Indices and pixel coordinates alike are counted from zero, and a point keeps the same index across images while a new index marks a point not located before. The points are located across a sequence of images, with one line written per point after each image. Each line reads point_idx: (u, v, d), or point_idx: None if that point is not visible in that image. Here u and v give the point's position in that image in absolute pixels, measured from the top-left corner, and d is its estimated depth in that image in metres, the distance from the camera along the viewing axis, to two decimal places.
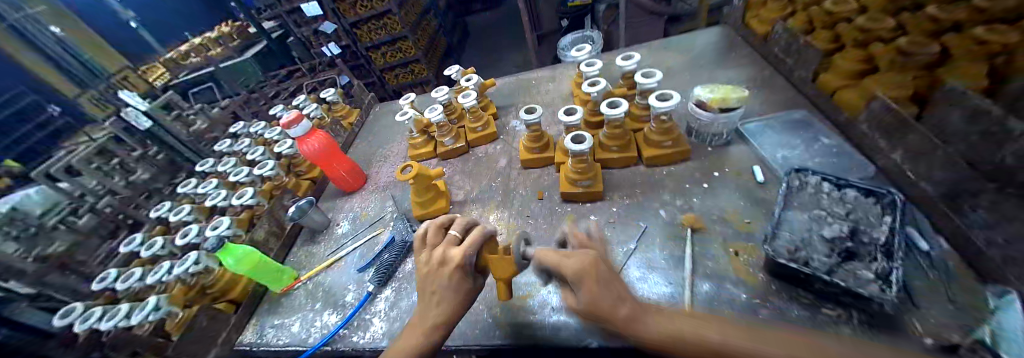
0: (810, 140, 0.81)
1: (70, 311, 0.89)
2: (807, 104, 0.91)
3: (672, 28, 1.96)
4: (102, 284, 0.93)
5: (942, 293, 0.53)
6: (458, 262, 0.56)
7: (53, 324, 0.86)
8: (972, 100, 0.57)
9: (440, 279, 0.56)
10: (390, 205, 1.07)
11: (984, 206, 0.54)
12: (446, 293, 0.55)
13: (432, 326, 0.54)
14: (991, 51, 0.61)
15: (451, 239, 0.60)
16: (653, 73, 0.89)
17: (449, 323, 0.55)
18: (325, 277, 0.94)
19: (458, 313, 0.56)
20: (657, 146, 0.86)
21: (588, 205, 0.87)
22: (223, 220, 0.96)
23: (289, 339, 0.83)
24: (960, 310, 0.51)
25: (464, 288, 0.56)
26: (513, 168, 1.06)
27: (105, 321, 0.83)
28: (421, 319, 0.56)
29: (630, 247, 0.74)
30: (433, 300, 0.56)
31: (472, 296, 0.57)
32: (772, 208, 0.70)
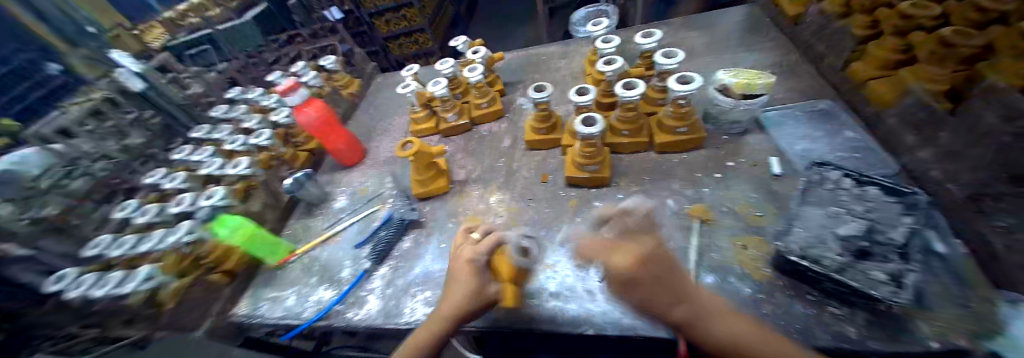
0: (832, 132, 0.77)
1: (62, 277, 0.79)
2: (832, 95, 0.86)
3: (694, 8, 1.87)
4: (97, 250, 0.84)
5: (957, 298, 0.49)
6: (468, 257, 0.58)
7: (46, 290, 0.76)
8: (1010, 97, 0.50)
9: (455, 274, 0.58)
10: (390, 181, 1.04)
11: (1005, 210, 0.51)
12: (457, 288, 0.56)
13: (444, 320, 0.54)
14: None
15: (471, 240, 0.63)
16: (675, 53, 0.82)
17: (460, 320, 0.54)
18: (320, 251, 0.92)
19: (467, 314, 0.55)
20: (670, 132, 0.82)
21: (593, 190, 0.84)
22: (216, 190, 0.93)
23: (282, 312, 0.82)
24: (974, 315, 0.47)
25: (471, 285, 0.56)
26: (517, 149, 1.02)
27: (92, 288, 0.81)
28: (437, 313, 0.56)
29: (636, 235, 0.71)
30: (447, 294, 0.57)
31: (477, 294, 0.55)
32: (785, 203, 0.67)
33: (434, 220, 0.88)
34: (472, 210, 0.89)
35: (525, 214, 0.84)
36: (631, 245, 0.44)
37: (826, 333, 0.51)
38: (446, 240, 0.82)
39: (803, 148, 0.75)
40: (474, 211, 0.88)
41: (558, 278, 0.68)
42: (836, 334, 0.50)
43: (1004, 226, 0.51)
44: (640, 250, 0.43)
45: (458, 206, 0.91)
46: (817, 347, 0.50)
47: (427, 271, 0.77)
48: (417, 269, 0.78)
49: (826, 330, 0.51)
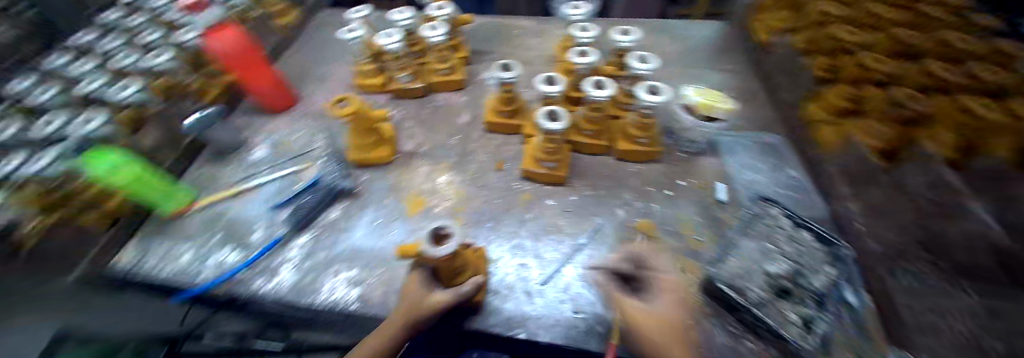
0: (777, 168, 0.81)
1: None
2: (781, 130, 0.89)
3: (671, 12, 1.92)
4: None
5: (853, 349, 0.52)
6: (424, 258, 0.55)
7: None
8: (935, 165, 0.51)
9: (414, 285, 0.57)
10: (322, 137, 0.92)
11: (913, 272, 0.53)
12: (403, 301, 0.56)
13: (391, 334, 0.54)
14: (955, 122, 0.49)
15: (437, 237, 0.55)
16: (651, 59, 0.77)
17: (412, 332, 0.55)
18: (226, 208, 0.80)
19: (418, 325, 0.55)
20: (632, 141, 0.78)
21: (547, 188, 0.79)
22: (57, 117, 0.76)
23: (172, 272, 0.72)
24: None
25: (414, 296, 0.55)
26: (475, 128, 0.93)
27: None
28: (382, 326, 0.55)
29: (582, 242, 0.69)
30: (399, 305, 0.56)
31: (417, 305, 0.55)
32: (724, 230, 0.69)
33: (371, 193, 0.81)
34: (414, 188, 0.82)
35: (473, 202, 0.79)
36: (674, 307, 0.53)
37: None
38: (384, 216, 0.77)
39: (749, 178, 0.77)
40: (417, 190, 0.82)
41: (496, 273, 0.66)
42: None
43: (909, 287, 0.53)
44: (676, 308, 0.53)
45: (400, 180, 0.83)
46: None
47: (354, 246, 0.73)
48: (342, 244, 0.73)
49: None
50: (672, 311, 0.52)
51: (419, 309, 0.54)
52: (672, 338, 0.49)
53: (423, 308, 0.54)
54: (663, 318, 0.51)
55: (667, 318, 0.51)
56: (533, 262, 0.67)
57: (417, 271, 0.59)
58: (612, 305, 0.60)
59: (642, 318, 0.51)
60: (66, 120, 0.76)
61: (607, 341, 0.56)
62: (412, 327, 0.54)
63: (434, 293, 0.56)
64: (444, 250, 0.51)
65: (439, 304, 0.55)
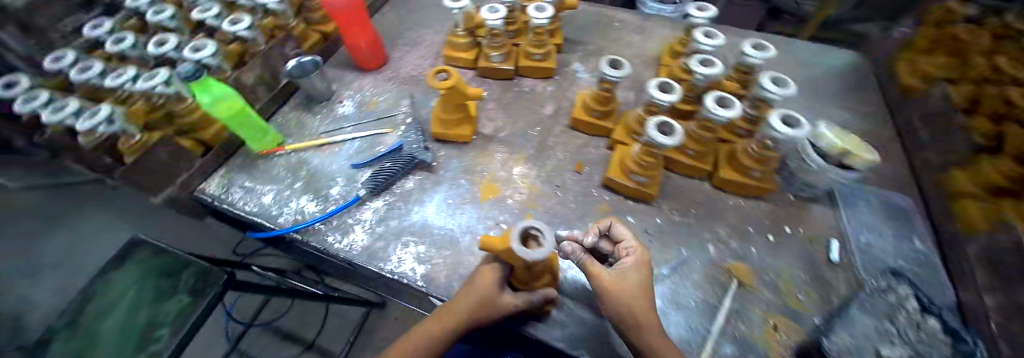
0: (901, 238, 0.68)
1: (34, 98, 0.77)
2: (914, 191, 0.76)
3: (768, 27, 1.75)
4: (27, 107, 0.75)
5: None
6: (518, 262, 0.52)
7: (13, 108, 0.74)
8: None
9: (490, 280, 0.54)
10: (407, 103, 0.94)
11: None
12: (473, 292, 0.54)
13: (456, 320, 0.54)
14: None
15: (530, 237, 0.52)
16: (787, 83, 0.66)
17: (472, 323, 0.54)
18: (311, 156, 0.85)
19: (485, 318, 0.54)
20: (737, 171, 0.70)
21: (629, 204, 0.73)
22: (170, 38, 0.86)
23: (256, 208, 0.77)
24: None
25: (487, 292, 0.54)
26: (558, 122, 0.88)
27: (18, 103, 0.75)
28: (448, 308, 0.55)
29: (662, 272, 0.64)
30: (471, 295, 0.54)
31: (482, 304, 0.53)
32: (834, 297, 0.60)
33: (447, 169, 0.81)
34: (489, 174, 0.79)
35: (547, 200, 0.75)
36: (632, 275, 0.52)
37: None
38: (456, 197, 0.76)
39: (866, 241, 0.67)
40: (491, 176, 0.79)
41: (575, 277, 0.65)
42: None
43: None
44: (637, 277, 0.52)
45: (476, 162, 0.81)
46: None
47: (425, 221, 0.73)
48: (413, 216, 0.73)
49: None
50: (638, 276, 0.52)
51: (486, 307, 0.53)
52: (646, 316, 0.49)
53: (490, 306, 0.54)
54: (637, 294, 0.50)
55: (623, 280, 0.51)
56: None
57: (491, 265, 0.56)
58: (690, 348, 0.55)
59: (608, 280, 0.51)
60: (178, 43, 0.86)
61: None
62: (478, 321, 0.54)
63: (505, 295, 0.55)
64: (536, 254, 0.46)
65: (508, 305, 0.54)
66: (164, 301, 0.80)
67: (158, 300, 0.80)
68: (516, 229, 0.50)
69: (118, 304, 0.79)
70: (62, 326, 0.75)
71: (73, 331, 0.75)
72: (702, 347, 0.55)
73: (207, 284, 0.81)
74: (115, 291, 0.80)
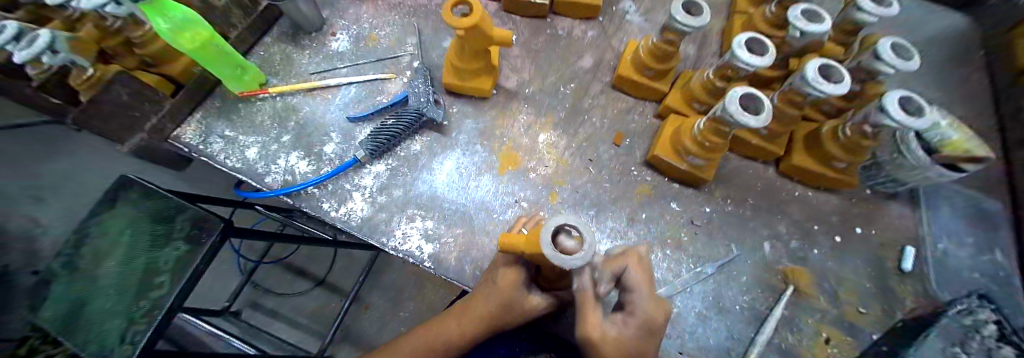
0: (983, 248, 0.59)
1: None
2: (1007, 193, 0.65)
3: None
4: None
5: None
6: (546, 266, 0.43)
7: None
8: None
9: (508, 283, 0.48)
10: (414, 43, 0.78)
11: None
12: (488, 293, 0.48)
13: (477, 319, 0.48)
14: None
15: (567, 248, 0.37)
16: (909, 54, 0.53)
17: (495, 327, 0.49)
18: (300, 103, 0.72)
19: (506, 322, 0.48)
20: (818, 158, 0.58)
21: (674, 186, 0.63)
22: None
23: (240, 164, 0.66)
24: None
25: (506, 294, 0.47)
26: (597, 78, 0.73)
27: None
28: (467, 306, 0.50)
29: (707, 271, 0.55)
30: (496, 295, 0.48)
31: (506, 304, 0.47)
32: (900, 314, 0.53)
33: (461, 131, 0.68)
34: (511, 139, 0.67)
35: (577, 177, 0.64)
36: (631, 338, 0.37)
37: None
38: (471, 166, 0.65)
39: (945, 249, 0.58)
40: (512, 143, 0.67)
41: None
42: None
43: None
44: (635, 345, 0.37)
45: (495, 125, 0.69)
46: None
47: (434, 192, 0.63)
48: (421, 185, 0.63)
49: None
50: None
51: (510, 315, 0.47)
52: None
53: (514, 314, 0.48)
54: None
55: (624, 356, 0.36)
56: None
57: (512, 266, 0.49)
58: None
59: (604, 345, 0.36)
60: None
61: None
62: (496, 326, 0.49)
63: (532, 298, 0.48)
64: (573, 262, 0.33)
65: (533, 308, 0.48)
66: (162, 247, 0.64)
67: (157, 246, 0.65)
68: (551, 224, 0.35)
69: (115, 247, 0.66)
70: (60, 266, 0.65)
71: (70, 274, 0.65)
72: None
73: (206, 233, 0.65)
74: (110, 234, 0.68)
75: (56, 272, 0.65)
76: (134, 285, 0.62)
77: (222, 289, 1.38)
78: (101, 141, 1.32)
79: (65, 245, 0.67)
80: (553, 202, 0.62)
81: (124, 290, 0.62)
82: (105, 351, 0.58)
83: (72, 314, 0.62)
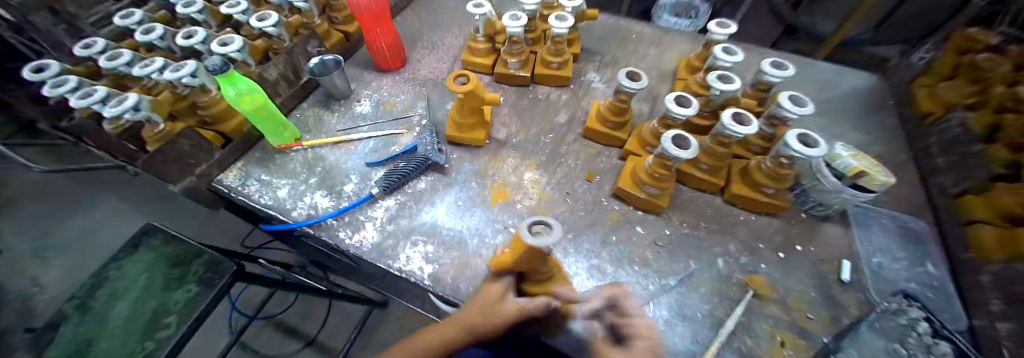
0: (915, 261, 0.68)
1: (64, 83, 0.81)
2: (929, 217, 0.76)
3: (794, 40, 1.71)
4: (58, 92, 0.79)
5: None
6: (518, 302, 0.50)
7: (46, 91, 0.79)
8: None
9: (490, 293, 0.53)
10: (423, 106, 0.96)
11: None
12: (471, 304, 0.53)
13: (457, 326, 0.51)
14: None
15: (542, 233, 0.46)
16: (803, 102, 0.68)
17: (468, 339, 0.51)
18: (327, 153, 0.87)
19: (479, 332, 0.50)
20: (752, 186, 0.70)
21: (639, 214, 0.74)
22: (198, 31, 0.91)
23: (271, 201, 0.78)
24: None
25: (488, 300, 0.52)
26: (571, 130, 0.89)
27: (50, 87, 0.80)
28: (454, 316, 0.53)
29: (670, 283, 0.63)
30: (479, 301, 0.53)
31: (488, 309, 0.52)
32: (849, 317, 0.60)
33: (459, 172, 0.82)
34: (500, 178, 0.80)
35: (556, 207, 0.76)
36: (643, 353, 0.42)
37: None
38: (467, 200, 0.77)
39: (878, 262, 0.67)
40: (502, 181, 0.80)
41: (585, 278, 0.65)
42: None
43: None
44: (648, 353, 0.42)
45: (487, 166, 0.83)
46: None
47: (435, 221, 0.74)
48: (423, 216, 0.75)
49: None
50: None
51: (493, 314, 0.51)
52: None
53: (497, 312, 0.51)
54: None
55: None
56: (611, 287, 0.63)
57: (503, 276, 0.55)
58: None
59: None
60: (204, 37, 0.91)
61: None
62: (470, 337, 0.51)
63: (513, 303, 0.51)
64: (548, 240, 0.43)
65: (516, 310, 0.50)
66: (175, 289, 0.72)
67: (169, 289, 0.72)
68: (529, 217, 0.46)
69: (131, 289, 0.73)
70: (73, 308, 0.70)
71: (82, 316, 0.69)
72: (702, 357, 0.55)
73: (219, 275, 0.73)
74: (126, 278, 0.74)
75: (67, 314, 0.69)
76: (141, 327, 0.68)
77: (212, 346, 1.37)
78: (132, 197, 1.46)
79: (79, 289, 0.72)
80: None
81: (130, 332, 0.68)
82: None
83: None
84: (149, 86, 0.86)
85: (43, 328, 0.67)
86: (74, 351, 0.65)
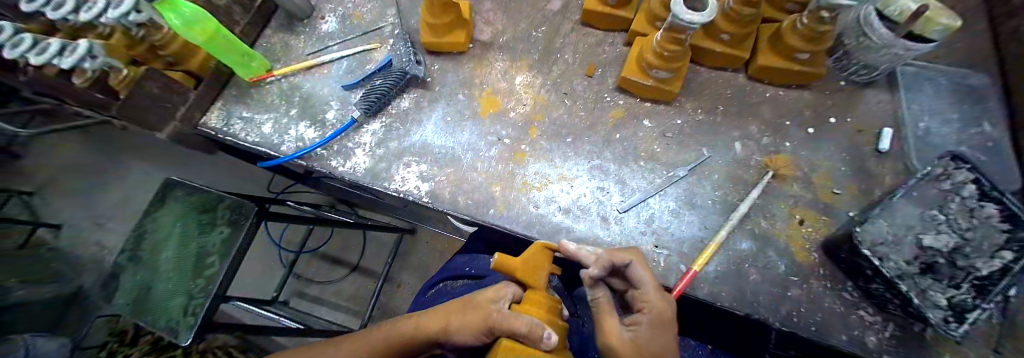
0: (969, 121, 0.60)
1: None
2: (993, 69, 0.65)
3: None
4: None
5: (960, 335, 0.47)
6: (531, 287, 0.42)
7: None
8: None
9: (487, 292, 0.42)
10: (394, 14, 0.84)
11: None
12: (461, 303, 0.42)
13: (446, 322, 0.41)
14: None
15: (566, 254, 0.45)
16: None
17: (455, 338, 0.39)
18: (302, 81, 0.80)
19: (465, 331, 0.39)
20: (783, 55, 0.60)
21: (647, 105, 0.66)
22: None
23: (258, 138, 0.75)
24: (969, 348, 0.47)
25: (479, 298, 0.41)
26: (566, 19, 0.77)
27: None
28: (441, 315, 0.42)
29: (679, 174, 0.59)
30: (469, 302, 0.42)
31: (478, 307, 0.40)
32: (880, 189, 0.56)
33: (444, 85, 0.74)
34: (491, 86, 0.72)
35: (554, 110, 0.68)
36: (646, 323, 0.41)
37: (843, 333, 0.49)
38: (456, 113, 0.71)
39: (926, 127, 0.59)
40: (492, 89, 0.72)
41: (587, 177, 0.62)
42: (853, 338, 0.49)
43: None
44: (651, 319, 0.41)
45: (474, 75, 0.74)
46: (828, 344, 0.48)
47: (426, 140, 0.69)
48: (413, 136, 0.70)
49: (845, 331, 0.49)
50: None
51: (462, 313, 0.41)
52: None
53: (468, 311, 0.40)
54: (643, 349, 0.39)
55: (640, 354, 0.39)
56: (615, 186, 0.60)
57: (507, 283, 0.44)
58: (704, 242, 0.55)
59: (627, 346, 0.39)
60: None
61: (686, 268, 0.53)
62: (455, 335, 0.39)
63: (489, 306, 0.40)
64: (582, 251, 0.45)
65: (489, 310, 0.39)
66: (209, 232, 0.72)
67: (204, 233, 0.73)
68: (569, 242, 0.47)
69: (170, 237, 0.73)
70: (127, 260, 0.73)
71: (136, 265, 0.72)
72: (715, 237, 0.55)
73: (244, 215, 0.73)
74: (164, 228, 0.74)
75: (123, 265, 0.72)
76: (189, 269, 0.70)
77: (268, 282, 1.50)
78: (143, 160, 1.47)
79: (127, 242, 0.73)
80: (533, 136, 0.67)
81: (181, 274, 0.70)
82: (170, 324, 0.66)
83: (139, 299, 0.69)
84: (76, 25, 0.70)
85: (107, 277, 0.71)
86: (139, 293, 0.70)
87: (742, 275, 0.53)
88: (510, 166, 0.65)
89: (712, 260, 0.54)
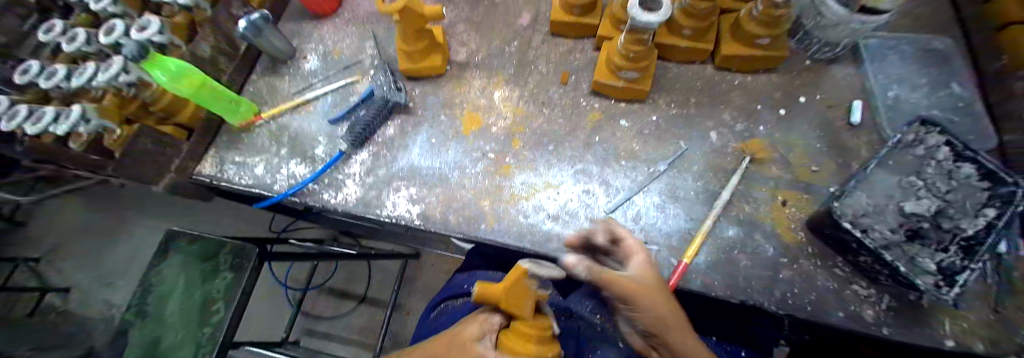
0: (937, 84, 0.62)
1: None
2: (955, 31, 0.66)
3: None
4: None
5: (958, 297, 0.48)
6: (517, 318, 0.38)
7: None
8: None
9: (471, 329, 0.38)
10: (372, 46, 0.88)
11: None
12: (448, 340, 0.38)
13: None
14: None
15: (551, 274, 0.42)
16: None
17: None
18: (289, 120, 0.83)
19: None
20: (747, 43, 0.61)
21: (621, 106, 0.68)
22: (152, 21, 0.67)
23: (251, 181, 0.77)
24: (969, 307, 0.48)
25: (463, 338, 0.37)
26: (537, 31, 0.79)
27: None
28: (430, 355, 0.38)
29: (660, 169, 0.61)
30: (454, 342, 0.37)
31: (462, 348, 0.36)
32: (856, 162, 0.57)
33: (426, 108, 0.76)
34: (471, 105, 0.74)
35: (534, 120, 0.70)
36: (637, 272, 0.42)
37: (839, 309, 0.49)
38: (439, 135, 0.73)
39: (895, 96, 0.60)
40: (472, 107, 0.74)
41: (573, 182, 0.63)
42: (850, 313, 0.49)
43: None
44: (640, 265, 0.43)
45: (453, 95, 0.76)
46: (827, 323, 0.48)
47: (413, 163, 0.71)
48: (400, 161, 0.72)
49: (841, 306, 0.49)
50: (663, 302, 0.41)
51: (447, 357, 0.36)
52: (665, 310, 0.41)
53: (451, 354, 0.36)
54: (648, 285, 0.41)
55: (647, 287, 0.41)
56: (599, 188, 0.62)
57: (490, 312, 0.40)
58: (692, 232, 0.56)
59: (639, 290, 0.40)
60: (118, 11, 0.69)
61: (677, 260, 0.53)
62: None
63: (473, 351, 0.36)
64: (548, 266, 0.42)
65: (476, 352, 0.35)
66: (214, 279, 0.74)
67: (208, 280, 0.74)
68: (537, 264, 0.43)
69: (175, 288, 0.74)
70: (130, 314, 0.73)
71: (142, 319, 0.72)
72: (702, 227, 0.55)
73: (246, 259, 0.73)
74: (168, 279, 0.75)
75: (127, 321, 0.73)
76: (195, 319, 0.71)
77: (277, 321, 1.50)
78: (145, 213, 1.50)
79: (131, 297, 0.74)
80: (516, 148, 0.68)
81: (188, 325, 0.71)
82: None
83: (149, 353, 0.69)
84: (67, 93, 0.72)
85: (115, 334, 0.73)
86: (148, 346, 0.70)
87: (733, 261, 0.53)
88: (497, 179, 0.66)
89: (700, 250, 0.54)
